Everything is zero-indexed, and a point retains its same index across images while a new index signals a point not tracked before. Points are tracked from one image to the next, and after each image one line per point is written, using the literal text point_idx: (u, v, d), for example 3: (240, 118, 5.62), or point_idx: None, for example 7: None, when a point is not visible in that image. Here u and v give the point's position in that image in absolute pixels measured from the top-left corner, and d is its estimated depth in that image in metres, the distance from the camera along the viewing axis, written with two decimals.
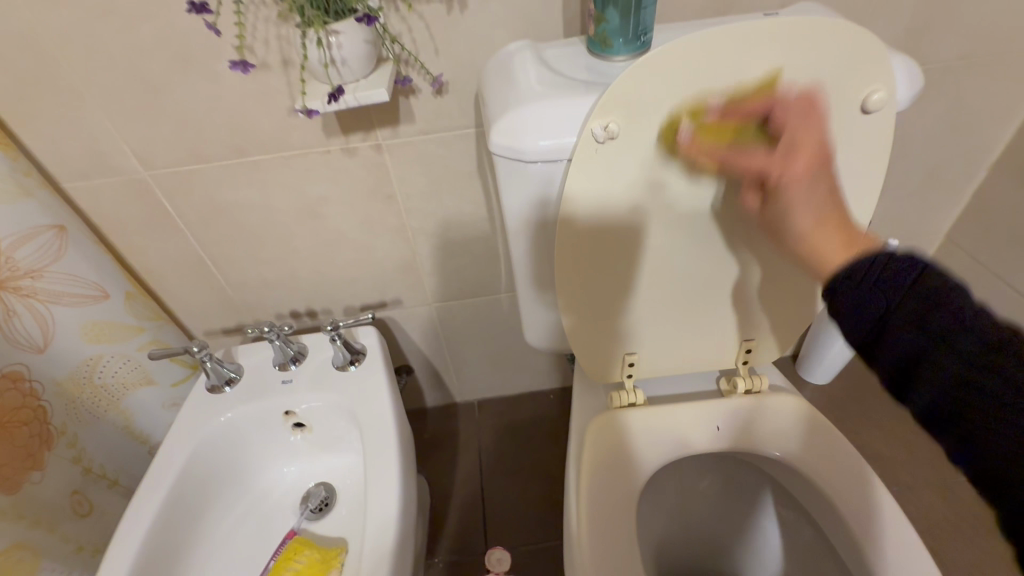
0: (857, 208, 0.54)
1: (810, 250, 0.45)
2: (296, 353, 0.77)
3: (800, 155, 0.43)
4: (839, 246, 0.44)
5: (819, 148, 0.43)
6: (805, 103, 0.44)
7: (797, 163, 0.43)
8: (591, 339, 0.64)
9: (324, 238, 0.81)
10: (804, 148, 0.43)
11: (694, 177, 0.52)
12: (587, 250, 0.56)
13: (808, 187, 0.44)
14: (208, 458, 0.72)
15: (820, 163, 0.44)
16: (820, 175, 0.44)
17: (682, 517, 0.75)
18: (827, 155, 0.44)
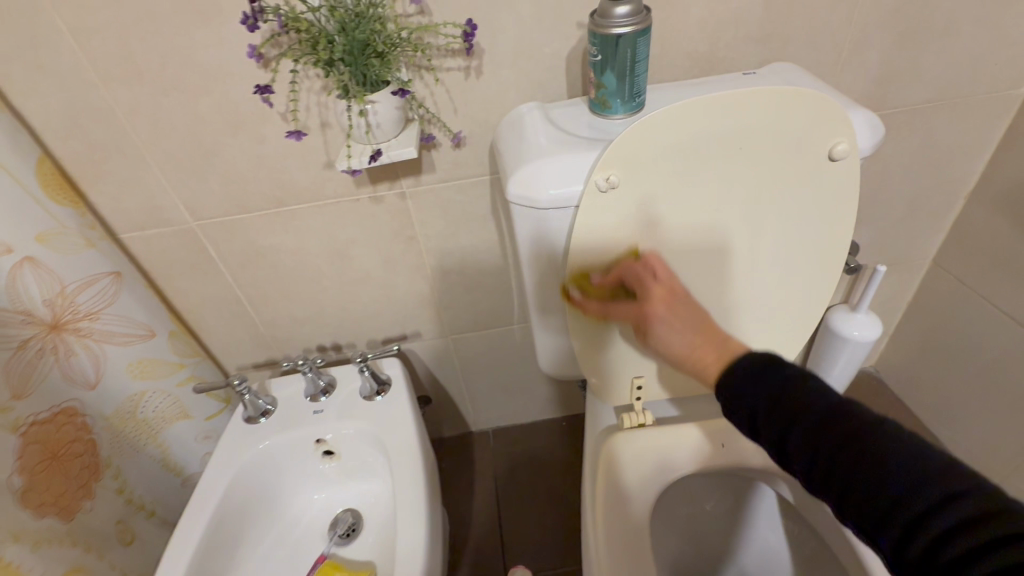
0: (835, 240, 0.61)
1: (695, 366, 0.53)
2: (326, 385, 0.83)
3: (652, 301, 0.56)
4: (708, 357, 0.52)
5: (666, 292, 0.57)
6: (648, 264, 0.58)
7: (651, 304, 0.56)
8: (602, 365, 0.70)
9: (351, 276, 0.88)
10: (653, 294, 0.57)
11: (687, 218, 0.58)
12: (596, 285, 0.62)
13: (672, 313, 0.56)
14: (245, 486, 0.76)
15: (671, 301, 0.56)
16: (679, 305, 0.56)
17: (694, 534, 0.79)
18: (675, 295, 0.57)
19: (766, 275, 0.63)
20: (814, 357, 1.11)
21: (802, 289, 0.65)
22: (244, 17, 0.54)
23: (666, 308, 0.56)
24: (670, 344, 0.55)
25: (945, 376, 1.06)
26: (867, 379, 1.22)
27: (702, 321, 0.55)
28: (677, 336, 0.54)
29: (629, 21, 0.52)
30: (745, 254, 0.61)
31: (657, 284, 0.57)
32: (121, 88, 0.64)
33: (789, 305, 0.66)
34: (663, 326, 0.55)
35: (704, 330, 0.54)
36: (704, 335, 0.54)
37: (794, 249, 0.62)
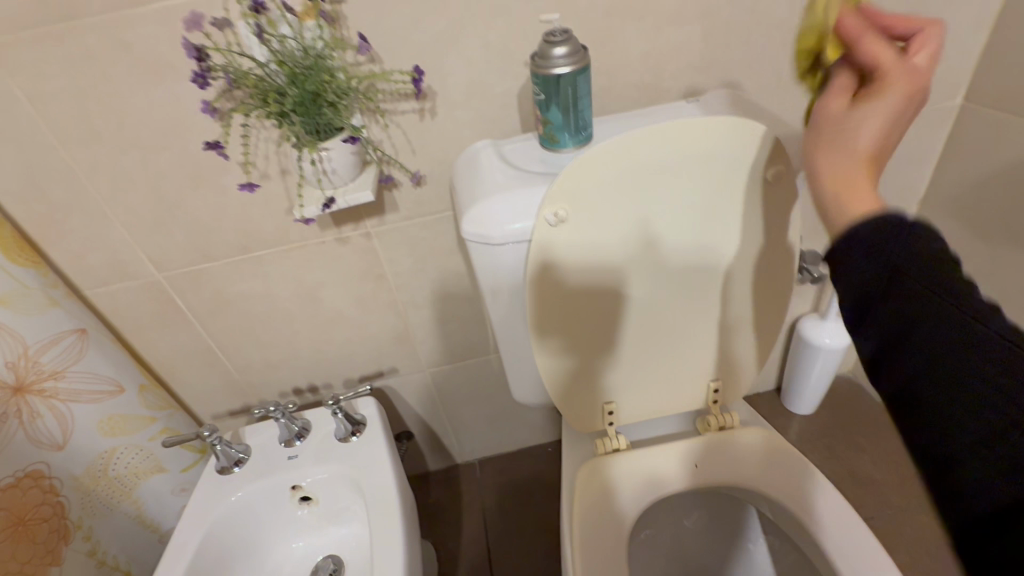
0: (780, 257, 0.64)
1: (835, 197, 0.37)
2: (301, 429, 0.82)
3: (898, 77, 0.36)
4: (868, 198, 0.36)
5: (920, 81, 0.36)
6: (917, 35, 0.38)
7: (892, 83, 0.36)
8: (572, 392, 0.70)
9: (322, 317, 0.88)
10: (906, 72, 0.36)
11: (637, 244, 0.61)
12: (558, 314, 0.64)
13: (872, 117, 0.36)
14: (220, 539, 0.75)
15: (913, 100, 0.36)
16: (903, 107, 0.36)
17: (678, 554, 0.78)
18: (921, 98, 0.37)
19: (719, 291, 0.66)
20: (789, 366, 1.12)
21: (757, 301, 0.67)
22: (195, 77, 0.59)
23: (905, 104, 0.36)
24: (863, 134, 0.37)
25: None
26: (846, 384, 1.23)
27: (888, 156, 0.38)
28: (858, 140, 0.37)
29: (567, 61, 0.54)
30: (696, 274, 0.64)
31: (904, 67, 0.36)
32: (79, 148, 0.65)
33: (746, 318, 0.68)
34: (854, 122, 0.37)
35: (881, 162, 0.38)
36: (870, 173, 0.37)
37: (745, 266, 0.64)
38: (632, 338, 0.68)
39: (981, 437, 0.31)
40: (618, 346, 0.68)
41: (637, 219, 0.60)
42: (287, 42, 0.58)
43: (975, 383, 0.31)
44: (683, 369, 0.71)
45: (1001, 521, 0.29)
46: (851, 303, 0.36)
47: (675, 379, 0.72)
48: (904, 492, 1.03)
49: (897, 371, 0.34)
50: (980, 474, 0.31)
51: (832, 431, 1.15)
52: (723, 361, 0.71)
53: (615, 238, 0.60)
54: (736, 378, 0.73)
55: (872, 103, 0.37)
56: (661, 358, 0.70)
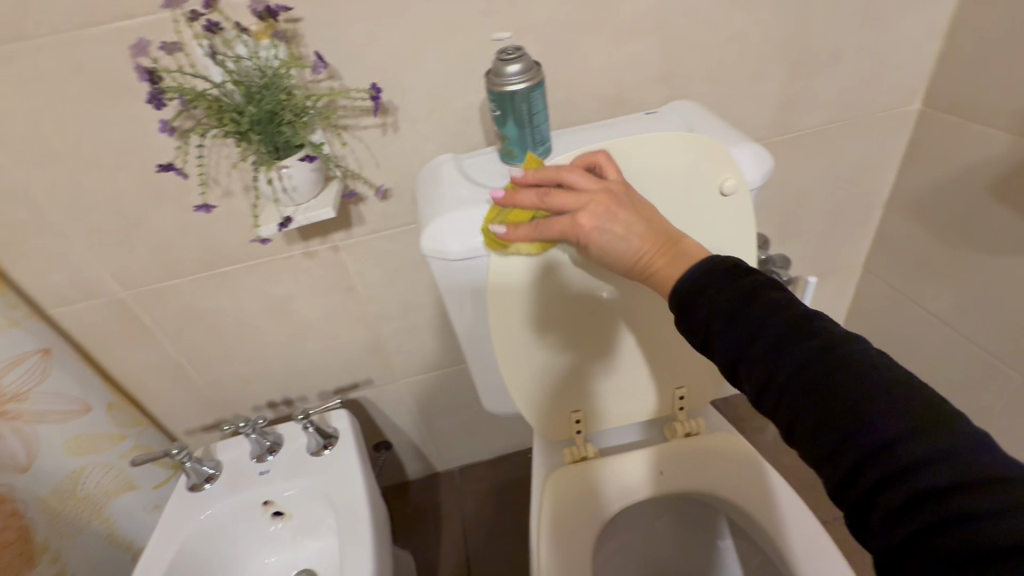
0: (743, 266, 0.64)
1: (643, 274, 0.50)
2: (272, 444, 0.82)
3: (586, 209, 0.49)
4: (669, 268, 0.48)
5: (598, 197, 0.50)
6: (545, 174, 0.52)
7: (580, 215, 0.49)
8: (541, 403, 0.71)
9: (293, 330, 0.88)
10: (582, 202, 0.50)
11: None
12: (521, 327, 0.64)
13: (603, 233, 0.50)
14: (191, 558, 0.74)
15: (608, 204, 0.50)
16: (614, 213, 0.50)
17: (649, 560, 0.79)
18: (611, 198, 0.50)
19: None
20: None
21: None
22: (149, 98, 0.57)
23: (602, 215, 0.49)
24: (617, 249, 0.50)
25: None
26: None
27: (646, 225, 0.50)
28: (620, 248, 0.50)
29: (521, 78, 0.55)
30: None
31: (581, 206, 0.50)
32: (35, 168, 0.64)
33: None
34: (600, 240, 0.50)
35: (657, 236, 0.49)
36: (654, 246, 0.49)
37: None
38: (597, 345, 0.68)
39: (942, 454, 0.32)
40: (582, 354, 0.68)
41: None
42: (243, 62, 0.59)
43: (925, 410, 0.34)
44: (648, 373, 0.72)
45: (967, 535, 0.30)
46: (790, 344, 0.39)
47: (642, 386, 0.73)
48: None
49: (842, 402, 0.36)
50: (939, 493, 0.32)
51: None
52: (689, 365, 0.72)
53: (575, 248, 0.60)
54: (701, 385, 0.74)
55: (587, 240, 0.50)
56: (626, 364, 0.71)
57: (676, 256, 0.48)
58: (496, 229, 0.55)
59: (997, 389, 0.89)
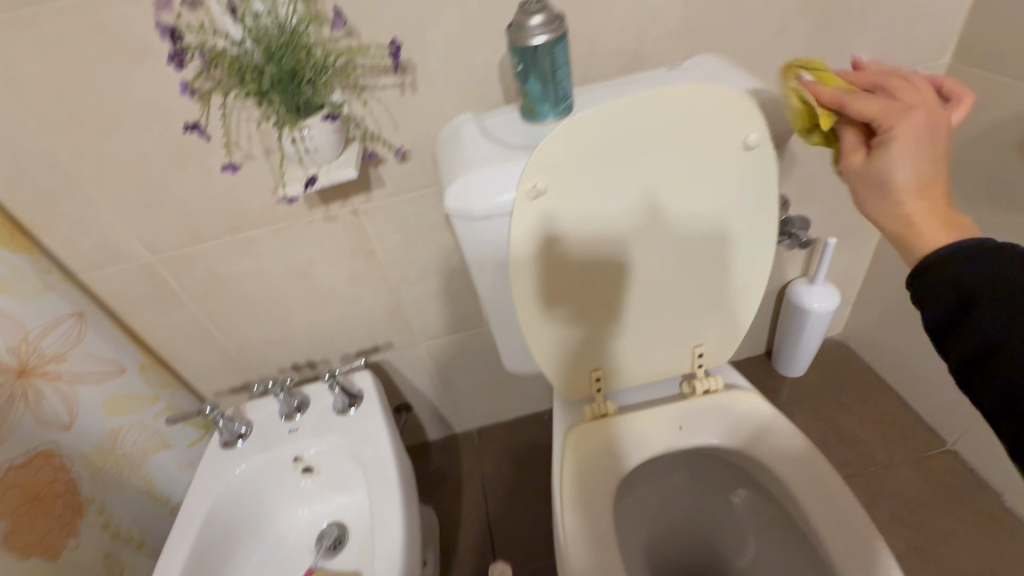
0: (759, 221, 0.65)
1: (901, 218, 0.43)
2: (300, 403, 0.85)
3: (921, 110, 0.42)
4: (930, 220, 0.42)
5: (930, 113, 0.42)
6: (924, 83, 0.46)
7: (912, 115, 0.42)
8: (561, 362, 0.72)
9: (315, 295, 0.89)
10: (916, 108, 0.43)
11: (616, 213, 0.61)
12: (543, 285, 0.65)
13: (911, 136, 0.42)
14: (228, 511, 0.78)
15: (930, 124, 0.42)
16: (935, 135, 0.42)
17: (664, 514, 0.81)
18: (938, 124, 0.42)
19: (699, 255, 0.67)
20: (779, 330, 1.15)
21: (737, 264, 0.69)
22: (171, 55, 0.58)
23: (922, 127, 0.42)
24: (899, 168, 0.42)
25: (905, 339, 1.08)
26: (834, 346, 1.25)
27: (941, 169, 0.42)
28: (906, 163, 0.42)
29: (544, 30, 0.54)
30: (675, 239, 0.65)
31: (920, 103, 0.43)
32: (59, 133, 0.65)
33: (728, 280, 0.70)
34: (898, 152, 0.42)
35: (939, 182, 0.42)
36: (932, 193, 0.42)
37: (726, 232, 0.66)
38: (614, 308, 0.69)
39: None
40: (600, 315, 0.69)
41: (617, 188, 0.60)
42: (261, 18, 0.58)
43: None
44: (666, 333, 0.73)
45: None
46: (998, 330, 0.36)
47: (659, 345, 0.74)
48: (886, 448, 1.07)
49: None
50: None
51: (820, 392, 1.18)
52: (706, 324, 0.73)
53: (594, 208, 0.60)
54: (719, 342, 0.75)
55: (891, 131, 0.43)
56: (644, 325, 0.72)
57: (945, 216, 0.42)
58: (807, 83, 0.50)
59: None
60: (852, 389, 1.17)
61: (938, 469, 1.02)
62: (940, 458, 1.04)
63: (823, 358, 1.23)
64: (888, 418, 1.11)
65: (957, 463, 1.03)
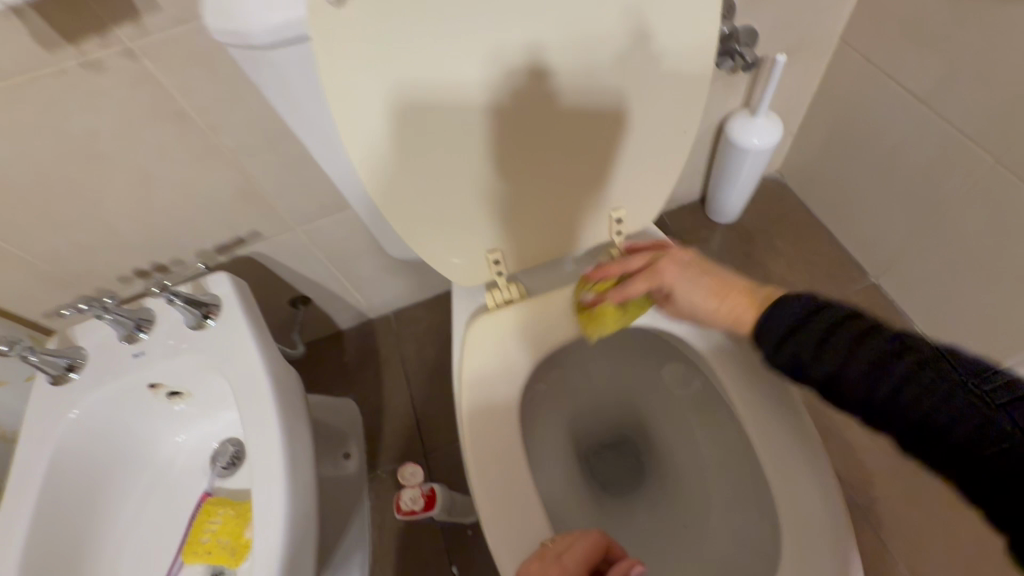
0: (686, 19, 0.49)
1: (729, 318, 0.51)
2: (140, 320, 0.68)
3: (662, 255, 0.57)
4: (744, 304, 0.50)
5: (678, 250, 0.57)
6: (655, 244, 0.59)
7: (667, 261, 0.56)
8: (448, 248, 0.57)
9: (124, 181, 0.67)
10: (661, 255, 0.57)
11: (476, 18, 0.43)
12: (393, 147, 0.47)
13: (673, 265, 0.56)
14: (77, 458, 0.65)
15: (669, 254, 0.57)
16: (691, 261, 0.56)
17: (585, 380, 0.76)
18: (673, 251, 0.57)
19: (602, 76, 0.50)
20: (715, 172, 1.02)
21: (659, 82, 0.52)
22: None
23: (674, 258, 0.56)
24: (686, 294, 0.54)
25: (846, 171, 0.99)
26: (772, 185, 1.16)
27: (710, 275, 0.54)
28: (696, 295, 0.53)
29: None
30: (568, 51, 0.48)
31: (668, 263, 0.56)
32: None
33: (649, 107, 0.54)
34: (679, 282, 0.55)
35: (722, 279, 0.53)
36: (713, 283, 0.53)
37: (638, 43, 0.49)
38: (503, 169, 0.53)
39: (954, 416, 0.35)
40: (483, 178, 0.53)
41: None
42: None
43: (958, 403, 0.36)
44: (575, 195, 0.58)
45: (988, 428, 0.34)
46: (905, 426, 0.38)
47: (571, 209, 0.60)
48: (814, 288, 1.03)
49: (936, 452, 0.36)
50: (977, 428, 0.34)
51: (752, 237, 1.11)
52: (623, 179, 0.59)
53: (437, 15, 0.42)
54: (644, 204, 0.62)
55: (670, 283, 0.55)
56: (549, 188, 0.57)
57: (744, 292, 0.51)
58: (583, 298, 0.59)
59: (953, 181, 0.80)
60: (787, 230, 1.10)
61: (861, 304, 1.00)
62: (861, 292, 1.02)
63: (758, 200, 1.14)
64: (816, 258, 1.07)
65: (878, 296, 1.01)
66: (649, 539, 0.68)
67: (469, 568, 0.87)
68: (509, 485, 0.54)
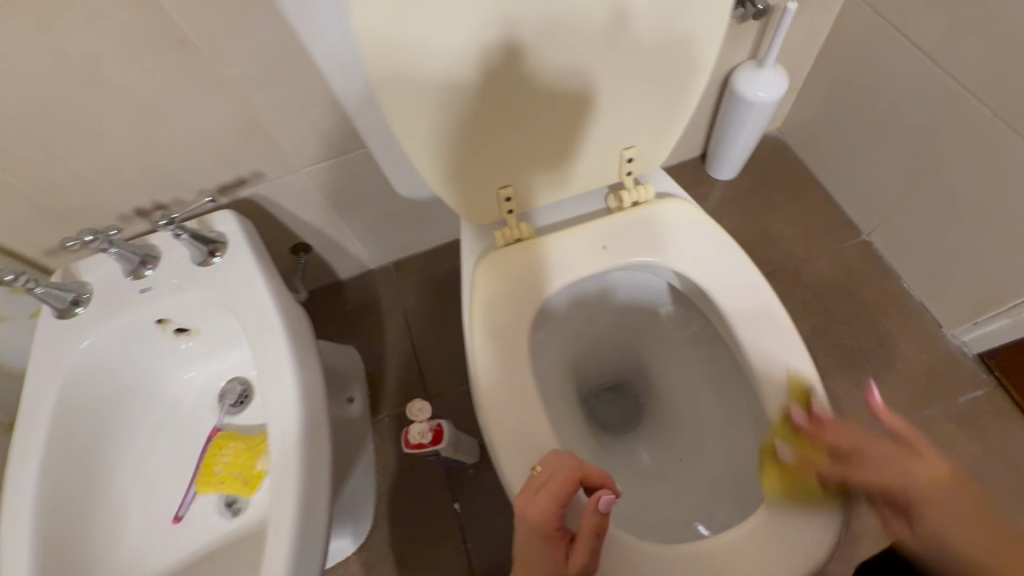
0: None
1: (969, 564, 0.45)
2: (145, 257, 0.68)
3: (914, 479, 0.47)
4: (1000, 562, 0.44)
5: (931, 463, 0.47)
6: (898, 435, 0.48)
7: (917, 480, 0.47)
8: (461, 181, 0.57)
9: (124, 110, 0.65)
10: (911, 461, 0.47)
11: None
12: (415, 71, 0.46)
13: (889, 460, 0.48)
14: (88, 389, 0.66)
15: (912, 451, 0.48)
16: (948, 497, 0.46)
17: (587, 328, 0.78)
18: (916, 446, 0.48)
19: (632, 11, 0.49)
20: (718, 126, 1.03)
21: (689, 20, 0.51)
22: None
23: (936, 488, 0.47)
24: (928, 527, 0.47)
25: (846, 128, 1.00)
26: (772, 143, 1.17)
27: (970, 504, 0.46)
28: (947, 526, 0.46)
29: None
30: None
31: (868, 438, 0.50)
32: None
33: (677, 49, 0.53)
34: (933, 522, 0.46)
35: (977, 510, 0.46)
36: (974, 516, 0.45)
37: None
38: (530, 109, 0.53)
39: None
40: (510, 118, 0.53)
41: None
42: None
43: None
44: (599, 136, 0.58)
45: None
46: None
47: (587, 148, 0.59)
48: (808, 244, 1.06)
49: None
50: None
51: (749, 194, 1.12)
52: (649, 117, 0.58)
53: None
54: (657, 145, 0.62)
55: (918, 508, 0.47)
56: (569, 127, 0.56)
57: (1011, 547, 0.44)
58: (783, 455, 0.53)
59: (951, 136, 0.81)
60: (784, 188, 1.12)
61: (853, 260, 1.03)
62: (853, 248, 1.04)
63: (756, 158, 1.15)
64: (812, 215, 1.08)
65: (869, 252, 1.03)
66: (646, 472, 0.71)
67: (470, 504, 0.91)
68: (520, 415, 0.56)
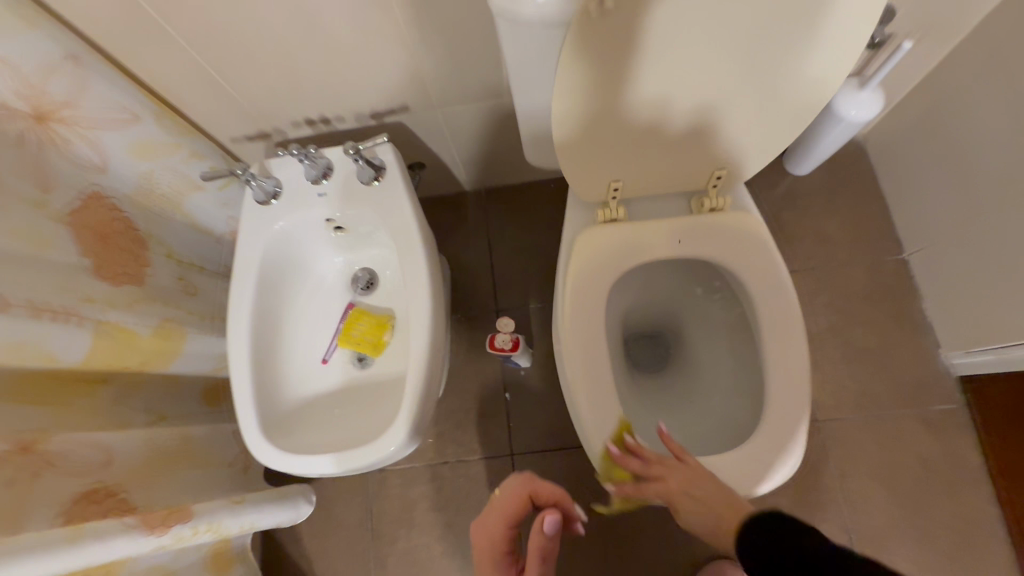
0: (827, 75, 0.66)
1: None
2: (325, 169, 0.88)
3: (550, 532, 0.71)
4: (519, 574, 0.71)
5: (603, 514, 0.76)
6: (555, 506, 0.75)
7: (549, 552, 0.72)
8: (585, 175, 0.77)
9: (324, 48, 0.81)
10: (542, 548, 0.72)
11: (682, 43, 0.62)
12: (587, 102, 0.67)
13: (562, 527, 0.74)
14: (276, 257, 0.90)
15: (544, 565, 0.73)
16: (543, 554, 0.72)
17: (646, 290, 0.98)
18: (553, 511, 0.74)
19: (745, 95, 0.69)
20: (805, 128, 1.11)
21: (785, 106, 0.70)
22: None
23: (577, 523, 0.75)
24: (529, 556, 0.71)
25: (924, 155, 1.07)
26: (853, 148, 1.24)
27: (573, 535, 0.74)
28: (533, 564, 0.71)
29: None
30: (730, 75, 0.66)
31: (676, 476, 0.70)
32: None
33: (768, 126, 0.73)
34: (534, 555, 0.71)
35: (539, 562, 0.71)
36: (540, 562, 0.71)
37: (780, 81, 0.67)
38: (650, 139, 0.74)
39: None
40: (656, 124, 0.72)
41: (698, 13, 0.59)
42: None
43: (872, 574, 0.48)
44: (707, 155, 0.77)
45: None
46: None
47: (683, 167, 0.78)
48: (851, 251, 1.18)
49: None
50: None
51: (814, 192, 1.23)
52: (800, 99, 0.69)
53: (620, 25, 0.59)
54: (741, 171, 0.79)
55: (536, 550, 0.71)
56: (673, 156, 0.76)
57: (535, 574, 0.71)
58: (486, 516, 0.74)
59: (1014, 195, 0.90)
60: (849, 194, 1.22)
61: (886, 274, 1.16)
62: (892, 263, 1.16)
63: (832, 160, 1.24)
64: (865, 225, 1.19)
65: (905, 271, 1.16)
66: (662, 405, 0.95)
67: (518, 397, 1.18)
68: (589, 350, 0.76)
